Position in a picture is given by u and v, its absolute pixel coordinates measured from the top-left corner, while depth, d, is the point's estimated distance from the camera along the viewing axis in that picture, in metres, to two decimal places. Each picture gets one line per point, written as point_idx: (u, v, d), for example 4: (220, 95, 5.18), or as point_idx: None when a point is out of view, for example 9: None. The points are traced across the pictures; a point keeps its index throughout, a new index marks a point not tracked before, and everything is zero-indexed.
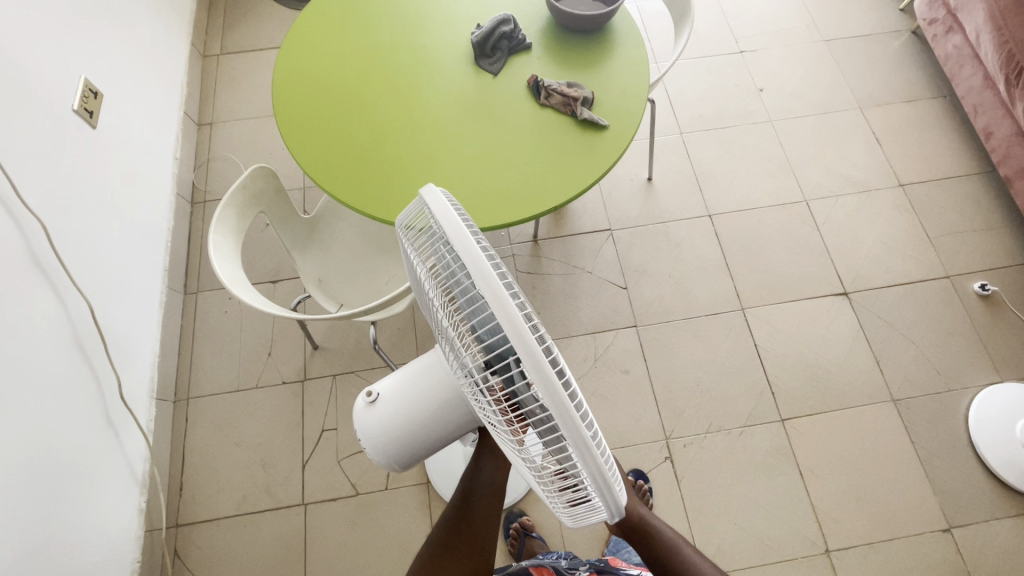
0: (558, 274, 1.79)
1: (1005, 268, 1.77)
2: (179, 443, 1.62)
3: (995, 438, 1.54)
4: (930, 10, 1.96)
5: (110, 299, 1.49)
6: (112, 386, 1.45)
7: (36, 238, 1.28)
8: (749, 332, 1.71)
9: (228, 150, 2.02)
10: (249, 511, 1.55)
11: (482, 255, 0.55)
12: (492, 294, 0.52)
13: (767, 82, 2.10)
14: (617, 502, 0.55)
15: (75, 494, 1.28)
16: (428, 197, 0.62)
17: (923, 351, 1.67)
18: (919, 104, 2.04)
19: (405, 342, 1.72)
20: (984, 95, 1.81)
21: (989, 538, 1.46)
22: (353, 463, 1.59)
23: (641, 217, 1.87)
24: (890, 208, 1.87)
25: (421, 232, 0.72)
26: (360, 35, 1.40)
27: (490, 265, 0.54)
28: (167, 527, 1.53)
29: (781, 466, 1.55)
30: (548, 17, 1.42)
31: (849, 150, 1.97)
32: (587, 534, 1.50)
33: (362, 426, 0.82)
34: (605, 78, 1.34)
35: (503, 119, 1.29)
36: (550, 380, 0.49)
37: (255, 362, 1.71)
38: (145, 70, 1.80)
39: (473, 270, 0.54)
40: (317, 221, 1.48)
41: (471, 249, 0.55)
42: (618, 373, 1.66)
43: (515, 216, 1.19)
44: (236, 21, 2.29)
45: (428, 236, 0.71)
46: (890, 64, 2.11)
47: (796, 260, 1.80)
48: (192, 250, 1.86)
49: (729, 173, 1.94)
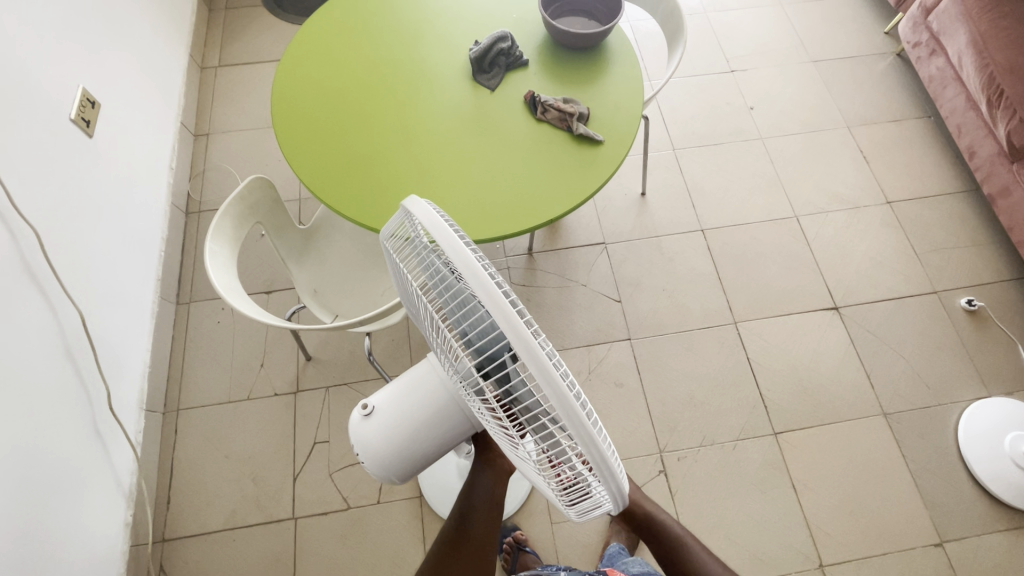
0: (553, 286, 1.81)
1: (990, 284, 1.81)
2: (167, 455, 1.60)
3: (986, 453, 1.55)
4: (914, 34, 2.02)
5: (102, 309, 1.47)
6: (102, 397, 1.43)
7: (31, 248, 1.27)
8: (741, 345, 1.72)
9: (224, 160, 2.03)
10: (239, 525, 1.52)
11: (472, 257, 0.55)
12: (484, 292, 0.52)
13: (757, 101, 2.14)
14: (620, 488, 0.55)
15: (62, 507, 1.26)
16: (411, 205, 0.63)
17: (913, 365, 1.69)
18: (905, 123, 2.09)
19: (399, 353, 1.71)
20: (967, 116, 1.86)
21: (981, 551, 1.47)
22: (345, 477, 1.58)
23: (634, 231, 1.90)
24: (879, 225, 1.91)
25: (406, 243, 0.73)
26: (358, 49, 1.42)
27: (481, 266, 0.55)
28: (153, 542, 1.50)
29: (774, 480, 1.55)
30: (545, 35, 1.45)
31: (837, 167, 2.01)
32: (581, 549, 1.49)
33: (359, 439, 0.81)
34: (601, 94, 1.36)
35: (499, 133, 1.31)
36: (550, 372, 0.50)
37: (247, 374, 1.70)
38: (143, 81, 1.82)
39: (464, 270, 0.54)
40: (314, 232, 1.49)
41: (461, 250, 0.55)
42: (612, 386, 1.67)
43: (510, 229, 1.20)
44: (235, 34, 2.31)
45: (413, 246, 0.71)
46: (876, 84, 2.17)
47: (786, 274, 1.83)
48: (185, 261, 1.86)
49: (720, 188, 1.97)
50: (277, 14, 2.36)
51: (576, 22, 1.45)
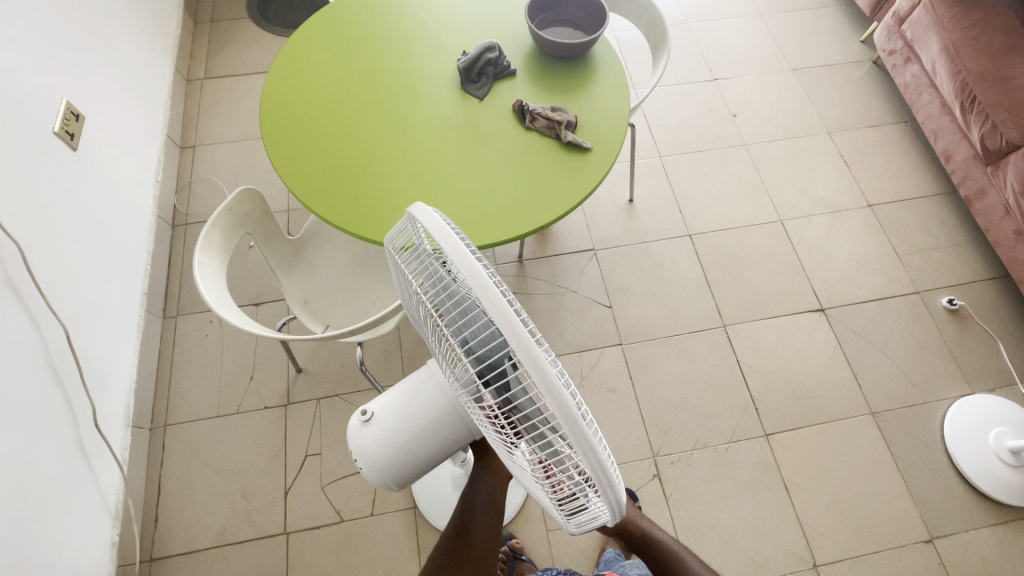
0: (544, 293, 1.82)
1: (968, 284, 1.85)
2: (154, 472, 1.57)
3: (971, 450, 1.58)
4: (889, 42, 2.08)
5: (88, 326, 1.45)
6: (87, 415, 1.40)
7: (14, 263, 1.24)
8: (731, 348, 1.74)
9: (211, 172, 2.02)
10: (229, 542, 1.49)
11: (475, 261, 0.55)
12: (484, 293, 0.51)
13: (739, 108, 2.19)
14: (617, 499, 0.53)
15: (44, 529, 1.21)
16: (415, 211, 0.62)
17: (899, 365, 1.72)
18: (883, 129, 2.15)
19: (391, 363, 1.71)
20: (942, 120, 1.92)
21: (970, 547, 1.49)
22: (337, 489, 1.56)
23: (623, 237, 1.91)
24: (861, 227, 1.95)
25: (409, 251, 0.73)
26: (347, 61, 1.43)
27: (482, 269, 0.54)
28: (141, 561, 1.47)
29: (767, 481, 1.56)
30: (531, 45, 1.47)
31: (818, 172, 2.06)
32: (577, 555, 1.49)
33: (357, 445, 0.81)
34: (587, 102, 1.38)
35: (489, 141, 1.32)
36: (549, 378, 0.48)
37: (235, 388, 1.68)
38: (128, 93, 1.81)
39: (466, 277, 0.53)
40: (304, 241, 1.48)
41: (463, 254, 0.54)
42: (605, 392, 1.67)
43: (500, 235, 1.21)
44: (221, 47, 2.31)
45: (416, 254, 0.72)
46: (853, 91, 2.23)
47: (771, 277, 1.85)
48: (172, 275, 1.84)
49: (705, 194, 2.01)
50: (263, 26, 2.37)
51: (561, 32, 1.47)
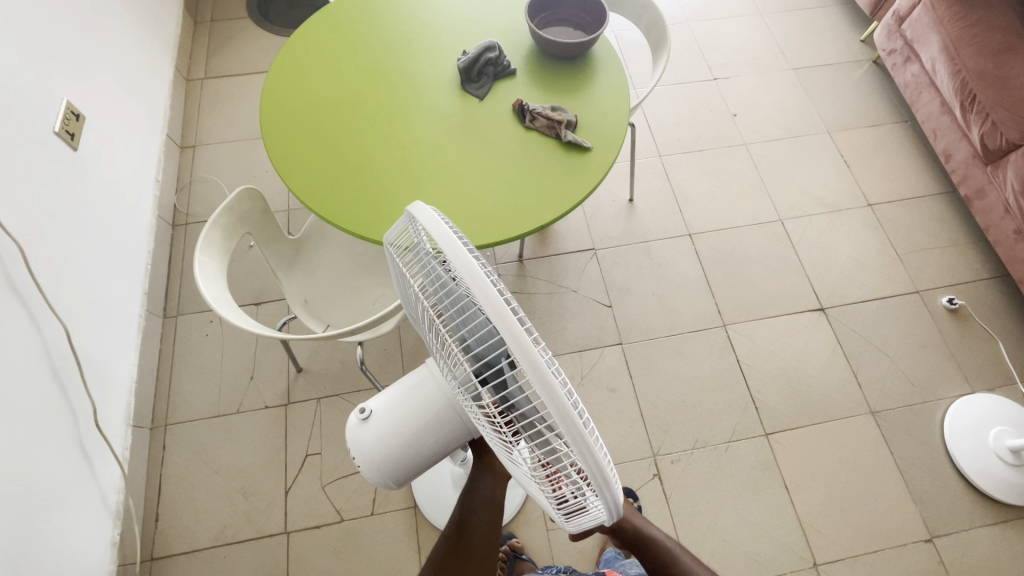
0: (544, 292, 1.82)
1: (968, 283, 1.85)
2: (155, 471, 1.57)
3: (971, 449, 1.58)
4: (889, 41, 2.08)
5: (89, 325, 1.45)
6: (88, 415, 1.40)
7: (14, 263, 1.25)
8: (731, 348, 1.74)
9: (211, 172, 2.02)
10: (229, 541, 1.50)
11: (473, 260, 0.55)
12: (481, 293, 0.51)
13: (739, 108, 2.19)
14: (615, 499, 0.54)
15: (45, 529, 1.22)
16: (414, 210, 0.62)
17: (899, 364, 1.72)
18: (883, 128, 2.15)
19: (391, 363, 1.71)
20: (942, 119, 1.92)
21: (969, 546, 1.50)
22: (338, 489, 1.56)
23: (623, 236, 1.92)
24: (861, 226, 1.95)
25: (408, 250, 0.73)
26: (347, 60, 1.43)
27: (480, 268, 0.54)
28: (142, 561, 1.47)
29: (767, 480, 1.56)
30: (531, 44, 1.47)
31: (818, 171, 2.06)
32: (577, 554, 1.49)
33: (356, 444, 0.81)
34: (587, 102, 1.38)
35: (489, 140, 1.33)
36: (546, 378, 0.48)
37: (236, 387, 1.68)
38: (128, 92, 1.81)
39: (464, 276, 0.53)
40: (304, 241, 1.49)
41: (461, 254, 0.54)
42: (605, 392, 1.67)
43: (500, 234, 1.21)
44: (221, 46, 2.31)
45: (415, 253, 0.72)
46: (853, 91, 2.23)
47: (771, 277, 1.86)
48: (172, 274, 1.84)
49: (705, 194, 2.01)
50: (263, 26, 2.37)
51: (561, 31, 1.47)
